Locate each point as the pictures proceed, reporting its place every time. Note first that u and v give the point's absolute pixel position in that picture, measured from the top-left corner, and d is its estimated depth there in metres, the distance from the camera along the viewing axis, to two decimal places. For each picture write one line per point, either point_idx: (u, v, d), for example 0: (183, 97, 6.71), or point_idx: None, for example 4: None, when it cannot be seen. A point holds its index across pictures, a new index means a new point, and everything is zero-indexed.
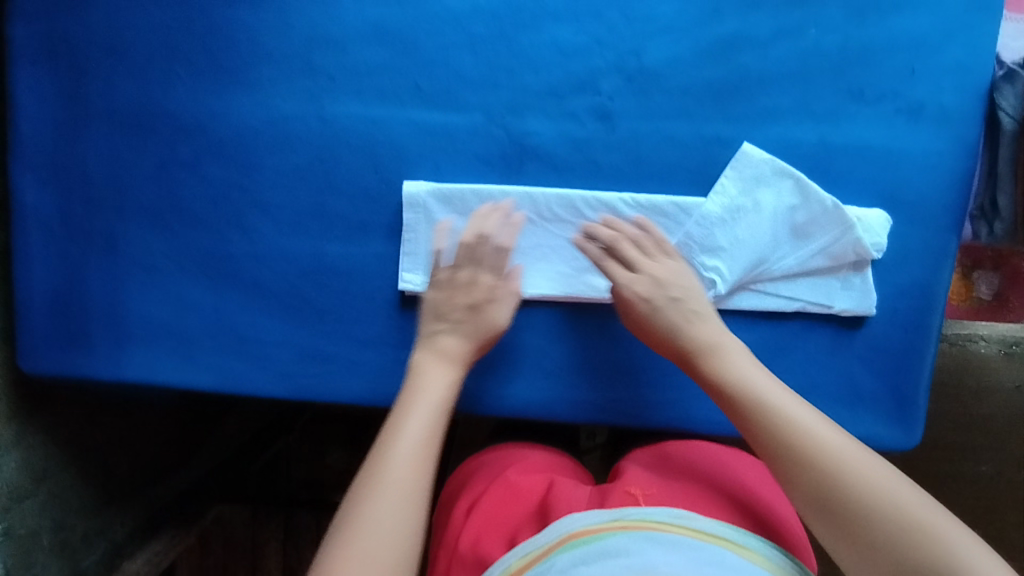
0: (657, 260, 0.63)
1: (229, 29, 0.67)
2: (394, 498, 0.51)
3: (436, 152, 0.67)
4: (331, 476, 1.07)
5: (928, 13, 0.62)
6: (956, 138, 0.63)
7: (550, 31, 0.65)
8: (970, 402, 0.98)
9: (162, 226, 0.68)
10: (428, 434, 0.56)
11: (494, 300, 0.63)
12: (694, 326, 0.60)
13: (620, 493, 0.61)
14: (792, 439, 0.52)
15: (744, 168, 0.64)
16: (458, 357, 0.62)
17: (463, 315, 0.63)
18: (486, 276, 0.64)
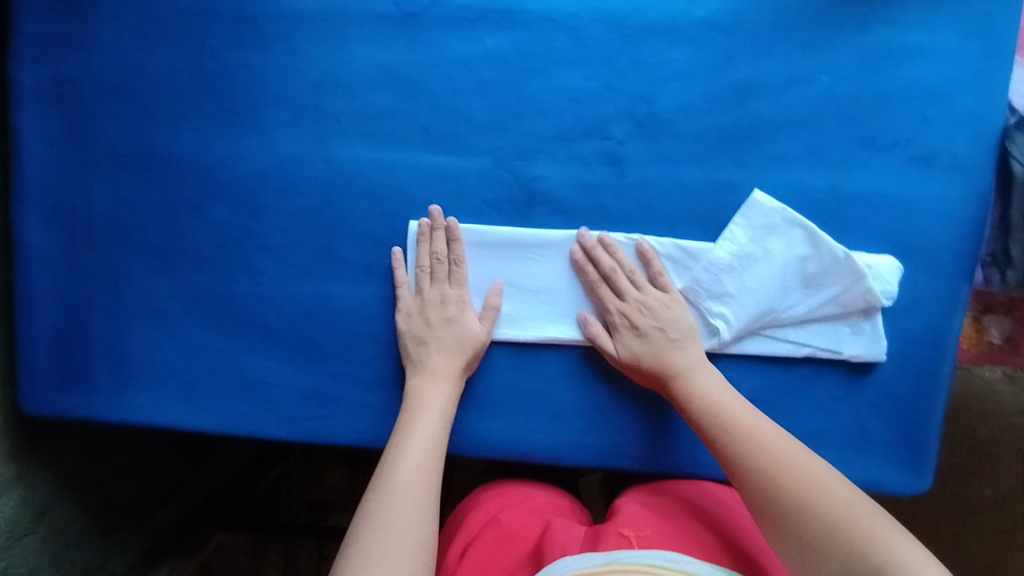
0: (646, 287, 0.63)
1: (239, 72, 0.65)
2: (391, 543, 0.52)
3: (444, 195, 0.66)
4: (332, 496, 1.12)
5: (940, 61, 0.62)
6: (969, 187, 0.62)
7: (560, 76, 0.64)
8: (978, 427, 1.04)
9: (166, 270, 0.69)
10: (428, 460, 0.59)
11: (466, 308, 0.65)
12: (672, 351, 0.61)
13: (613, 535, 0.59)
14: (772, 479, 0.53)
15: (756, 217, 0.63)
16: (452, 377, 0.63)
17: (442, 331, 0.64)
18: (453, 288, 0.65)
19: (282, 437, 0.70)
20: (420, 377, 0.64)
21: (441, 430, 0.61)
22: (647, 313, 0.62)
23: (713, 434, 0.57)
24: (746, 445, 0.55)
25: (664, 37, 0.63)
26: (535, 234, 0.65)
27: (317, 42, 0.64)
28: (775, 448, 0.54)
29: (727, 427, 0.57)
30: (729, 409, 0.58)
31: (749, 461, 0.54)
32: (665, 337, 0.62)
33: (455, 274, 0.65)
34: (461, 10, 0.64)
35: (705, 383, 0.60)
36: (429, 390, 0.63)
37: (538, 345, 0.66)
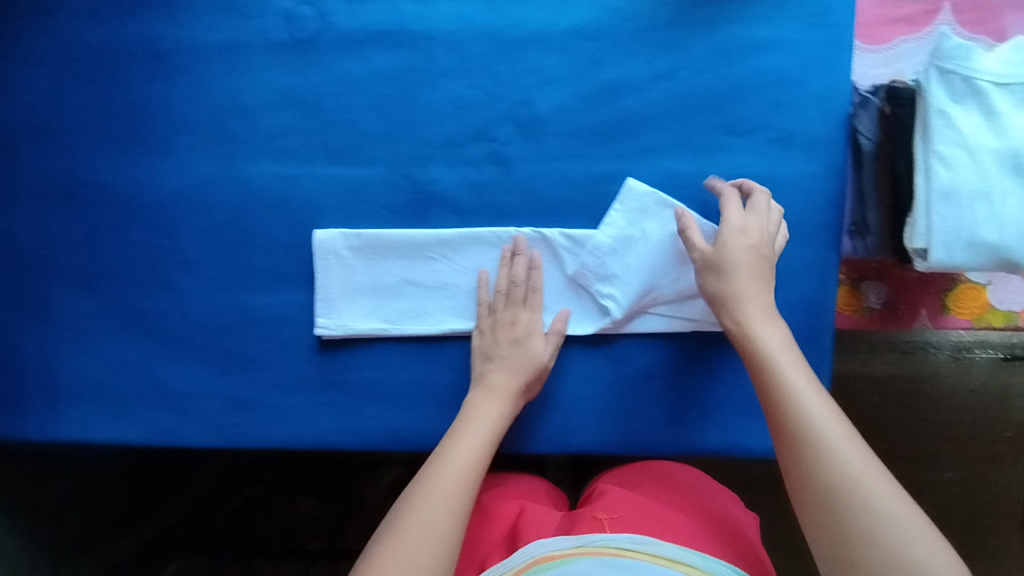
0: (750, 215, 0.63)
1: (149, 102, 0.70)
2: (419, 546, 0.54)
3: (345, 204, 0.70)
4: (302, 524, 1.11)
5: (787, 52, 0.67)
6: (827, 162, 0.67)
7: (444, 87, 0.69)
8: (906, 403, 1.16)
9: (90, 292, 0.72)
10: (473, 468, 0.61)
11: (533, 332, 0.68)
12: (744, 286, 0.61)
13: (587, 518, 0.64)
14: (811, 446, 0.53)
15: (631, 202, 0.68)
16: (508, 397, 0.66)
17: (508, 350, 0.67)
18: (527, 312, 0.68)
19: (208, 444, 0.73)
20: (483, 392, 0.66)
21: (489, 446, 0.63)
22: (749, 241, 0.62)
23: (767, 383, 0.58)
24: (795, 404, 0.55)
25: (535, 46, 0.68)
26: (432, 233, 0.70)
27: (218, 70, 0.69)
28: (825, 422, 0.54)
29: (781, 384, 0.56)
30: (788, 368, 0.57)
31: (791, 421, 0.55)
32: (752, 272, 0.62)
33: (531, 299, 0.69)
34: (349, 33, 0.69)
35: (777, 337, 0.59)
36: (487, 405, 0.65)
37: (446, 337, 0.72)
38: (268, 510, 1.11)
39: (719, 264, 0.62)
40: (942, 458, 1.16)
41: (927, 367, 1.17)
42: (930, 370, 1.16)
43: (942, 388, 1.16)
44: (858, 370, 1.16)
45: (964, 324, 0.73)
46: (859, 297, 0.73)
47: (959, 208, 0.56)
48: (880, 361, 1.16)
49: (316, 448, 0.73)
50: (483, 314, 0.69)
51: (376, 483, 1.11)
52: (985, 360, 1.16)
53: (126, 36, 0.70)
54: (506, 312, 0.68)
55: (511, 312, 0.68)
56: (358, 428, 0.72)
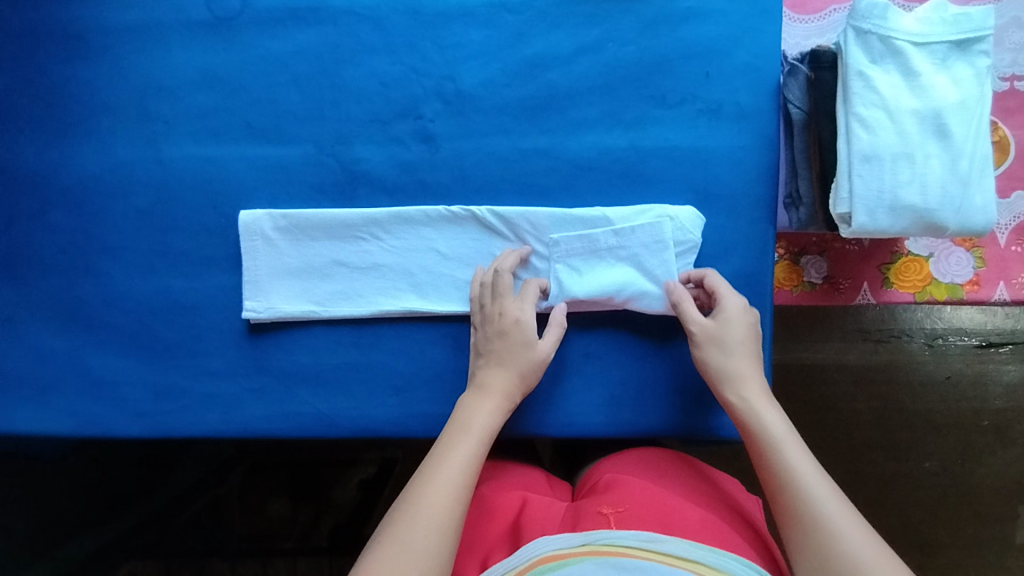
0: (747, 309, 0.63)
1: (68, 84, 0.69)
2: (406, 563, 0.49)
3: (272, 184, 0.69)
4: (276, 527, 1.08)
5: (712, 22, 0.66)
6: (756, 132, 0.66)
7: (368, 64, 0.68)
8: (878, 399, 1.14)
9: (14, 278, 0.71)
10: (465, 474, 0.56)
11: (522, 325, 0.63)
12: (733, 357, 0.61)
13: (592, 513, 0.58)
14: (822, 536, 0.50)
15: (642, 236, 0.65)
16: (502, 391, 0.62)
17: (498, 345, 0.63)
18: (514, 303, 0.64)
19: (136, 434, 0.71)
20: (477, 390, 0.62)
21: (479, 454, 0.58)
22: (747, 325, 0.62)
23: (769, 470, 0.55)
24: (785, 473, 0.54)
25: (459, 21, 0.68)
26: (361, 213, 0.68)
27: (139, 51, 0.69)
28: (834, 510, 0.51)
29: (783, 470, 0.54)
30: (790, 452, 0.55)
31: (796, 508, 0.52)
32: (749, 353, 0.62)
33: (524, 291, 0.65)
34: (271, 11, 0.68)
35: (779, 420, 0.58)
36: (481, 405, 0.61)
37: (376, 319, 0.69)
38: (238, 511, 1.08)
39: (718, 346, 0.62)
40: (918, 449, 1.13)
41: (902, 356, 1.14)
42: (905, 358, 1.13)
43: (916, 377, 1.14)
44: (830, 359, 1.13)
45: (907, 298, 0.71)
46: (800, 272, 0.72)
47: (880, 169, 0.54)
48: (853, 350, 1.13)
49: (246, 436, 0.71)
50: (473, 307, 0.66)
51: (344, 483, 1.08)
52: (959, 347, 1.14)
53: (43, 18, 0.69)
54: (493, 303, 0.65)
55: (496, 301, 0.64)
56: (288, 415, 0.70)
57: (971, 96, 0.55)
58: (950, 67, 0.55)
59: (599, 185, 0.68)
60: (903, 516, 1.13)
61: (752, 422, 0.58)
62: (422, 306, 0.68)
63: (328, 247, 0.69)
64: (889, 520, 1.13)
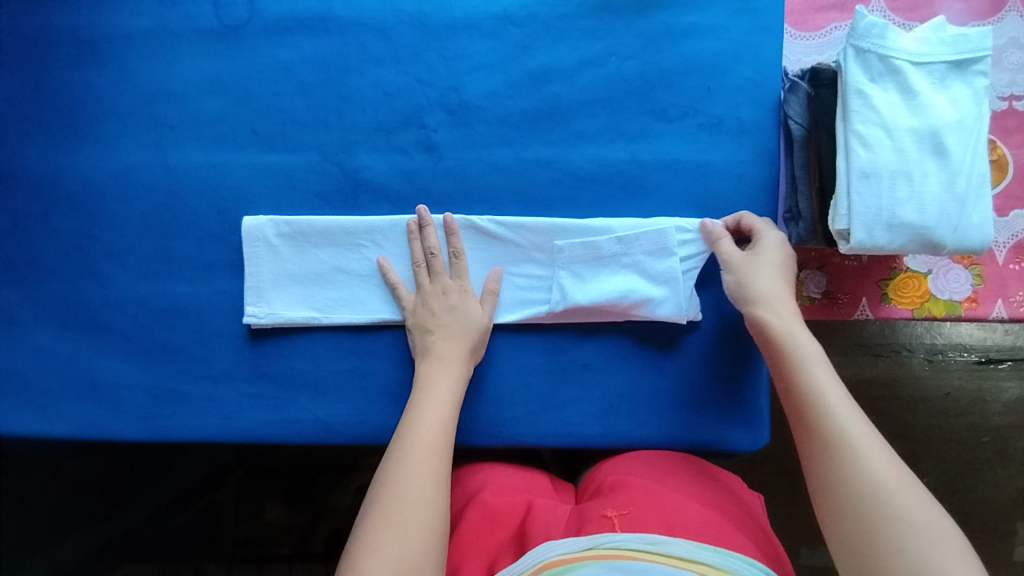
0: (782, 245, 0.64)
1: (76, 89, 0.70)
2: (403, 517, 0.52)
3: (276, 191, 0.70)
4: (272, 531, 1.07)
5: (714, 38, 0.67)
6: (756, 147, 0.67)
7: (374, 74, 0.69)
8: (879, 413, 1.13)
9: (17, 279, 0.71)
10: (437, 432, 0.59)
11: (468, 296, 0.67)
12: (766, 279, 0.61)
13: (597, 517, 0.58)
14: (846, 452, 0.50)
15: (647, 243, 0.66)
16: (454, 357, 0.64)
17: (446, 318, 0.65)
18: (453, 280, 0.67)
19: (135, 438, 0.71)
20: (427, 359, 0.64)
21: (452, 409, 0.61)
22: (783, 256, 0.63)
23: (798, 386, 0.56)
24: (813, 392, 0.55)
25: (464, 33, 0.69)
26: (363, 221, 0.69)
27: (146, 57, 0.69)
28: (861, 429, 0.51)
29: (813, 388, 0.55)
30: (818, 372, 0.56)
31: (824, 425, 0.52)
32: (783, 280, 0.62)
33: (456, 266, 0.68)
34: (279, 20, 0.69)
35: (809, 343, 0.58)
36: (439, 373, 0.63)
37: (376, 326, 0.70)
38: (234, 517, 1.07)
39: (751, 270, 0.62)
40: (918, 464, 1.13)
41: (902, 371, 1.14)
42: (907, 373, 1.13)
43: (916, 393, 1.13)
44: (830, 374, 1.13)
45: (906, 313, 0.71)
46: (800, 286, 0.72)
47: (878, 187, 0.55)
48: (852, 365, 1.13)
49: (245, 441, 0.71)
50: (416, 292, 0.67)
51: (341, 489, 1.07)
52: (960, 363, 1.14)
53: (54, 24, 0.70)
54: (436, 284, 0.67)
55: (439, 284, 0.67)
56: (287, 421, 0.70)
57: (968, 116, 0.55)
58: (948, 87, 0.56)
59: (599, 197, 0.68)
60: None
61: (783, 342, 0.58)
62: None
63: (330, 253, 0.69)
64: None
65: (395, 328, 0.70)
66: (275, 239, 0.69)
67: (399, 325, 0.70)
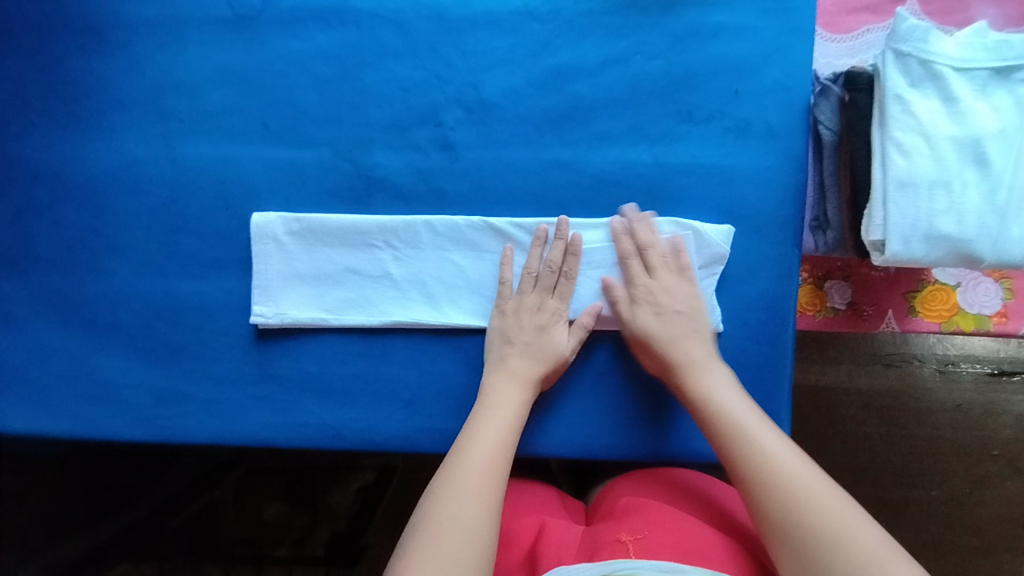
0: (671, 275, 0.64)
1: (82, 78, 0.68)
2: (461, 538, 0.50)
3: (286, 187, 0.68)
4: (271, 531, 1.05)
5: (743, 39, 0.65)
6: (784, 152, 0.64)
7: (389, 68, 0.67)
8: (893, 423, 1.11)
9: (18, 273, 0.69)
10: (500, 452, 0.58)
11: (559, 322, 0.65)
12: (688, 338, 0.62)
13: (610, 542, 0.56)
14: (775, 494, 0.51)
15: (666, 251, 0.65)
16: (530, 382, 0.63)
17: (532, 336, 0.64)
18: (554, 299, 0.65)
19: (136, 438, 0.69)
20: (501, 376, 0.63)
21: (512, 433, 0.59)
22: (672, 284, 0.64)
23: (720, 435, 0.57)
24: (742, 440, 0.55)
25: (484, 28, 0.66)
26: (375, 220, 0.66)
27: (155, 46, 0.67)
28: (784, 460, 0.53)
29: (733, 431, 0.56)
30: (745, 420, 0.57)
31: (760, 473, 0.53)
32: (690, 323, 0.63)
33: (562, 287, 0.65)
34: (292, 10, 0.67)
35: (721, 386, 0.59)
36: (507, 390, 0.62)
37: (386, 329, 0.68)
38: (230, 516, 1.06)
39: (669, 320, 0.63)
40: (928, 476, 1.11)
41: (912, 381, 1.11)
42: (916, 384, 1.11)
43: (927, 404, 1.11)
44: (841, 385, 1.11)
45: (933, 327, 0.69)
46: (823, 297, 0.70)
47: (916, 197, 0.53)
48: (864, 375, 1.11)
49: (249, 444, 0.69)
50: (508, 297, 0.66)
51: (343, 488, 1.06)
52: (970, 375, 1.11)
53: (60, 10, 0.68)
54: (526, 298, 0.65)
55: (527, 298, 0.65)
56: (293, 425, 0.68)
57: (1011, 125, 0.53)
58: (989, 94, 0.54)
59: (620, 201, 0.66)
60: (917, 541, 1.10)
61: (698, 391, 0.60)
62: (434, 319, 0.66)
63: (343, 252, 0.67)
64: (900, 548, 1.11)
65: (406, 331, 0.68)
66: (282, 239, 0.67)
67: (410, 328, 0.67)
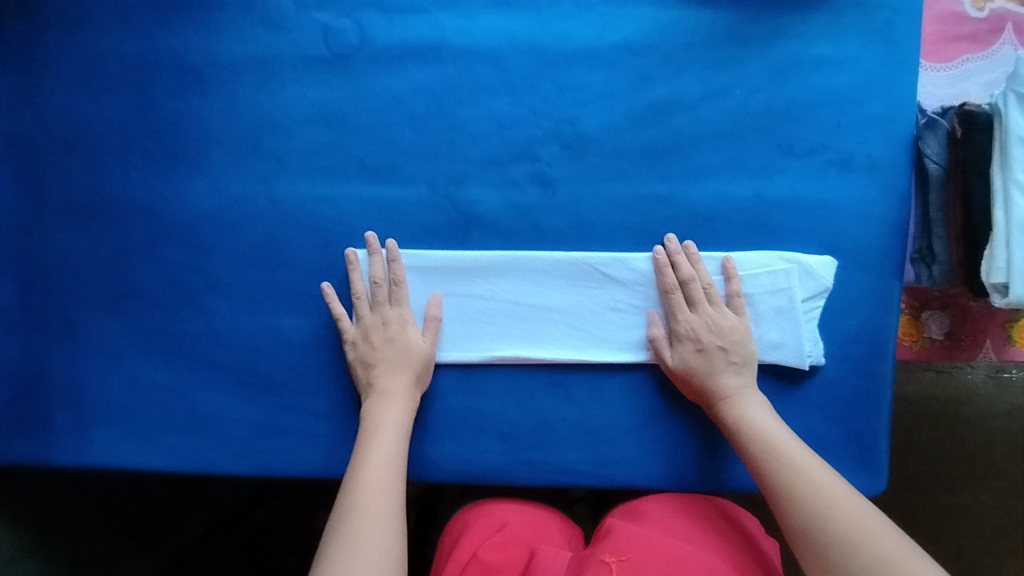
0: (719, 307, 0.64)
1: (181, 118, 0.69)
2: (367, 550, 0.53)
3: (383, 224, 0.68)
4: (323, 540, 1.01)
5: (846, 71, 0.64)
6: (888, 186, 0.64)
7: (486, 104, 0.67)
8: (945, 430, 1.06)
9: (119, 310, 0.71)
10: (390, 465, 0.61)
11: (407, 326, 0.66)
12: (728, 372, 0.63)
13: (596, 563, 0.55)
14: (806, 505, 0.54)
15: (768, 281, 0.65)
16: (392, 391, 0.65)
17: (387, 351, 0.65)
18: (392, 308, 0.67)
19: (237, 472, 0.70)
20: (378, 391, 0.65)
21: (400, 446, 0.63)
22: (722, 320, 0.64)
23: (750, 459, 0.59)
24: (776, 449, 0.59)
25: (582, 63, 0.66)
26: (475, 256, 0.67)
27: (252, 85, 0.68)
28: (809, 463, 0.57)
29: (761, 440, 0.59)
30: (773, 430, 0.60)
31: (790, 470, 0.57)
32: (736, 356, 0.63)
33: (395, 294, 0.67)
34: (389, 48, 0.67)
35: (753, 410, 0.62)
36: (385, 409, 0.64)
37: (484, 365, 0.68)
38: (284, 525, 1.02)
39: (709, 355, 0.63)
40: (978, 481, 1.07)
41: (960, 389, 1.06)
42: (966, 391, 1.06)
43: (977, 412, 1.06)
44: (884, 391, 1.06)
45: None
46: (921, 328, 0.71)
47: None
48: (913, 382, 1.06)
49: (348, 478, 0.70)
50: (360, 322, 0.67)
51: None
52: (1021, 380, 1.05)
53: (159, 51, 0.69)
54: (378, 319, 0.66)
55: (384, 318, 0.66)
56: None
57: None
58: None
59: (721, 235, 0.66)
60: (956, 549, 1.07)
61: (729, 415, 0.62)
62: (534, 353, 0.67)
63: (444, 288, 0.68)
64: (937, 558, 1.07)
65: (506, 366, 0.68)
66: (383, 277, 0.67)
67: (510, 364, 0.67)
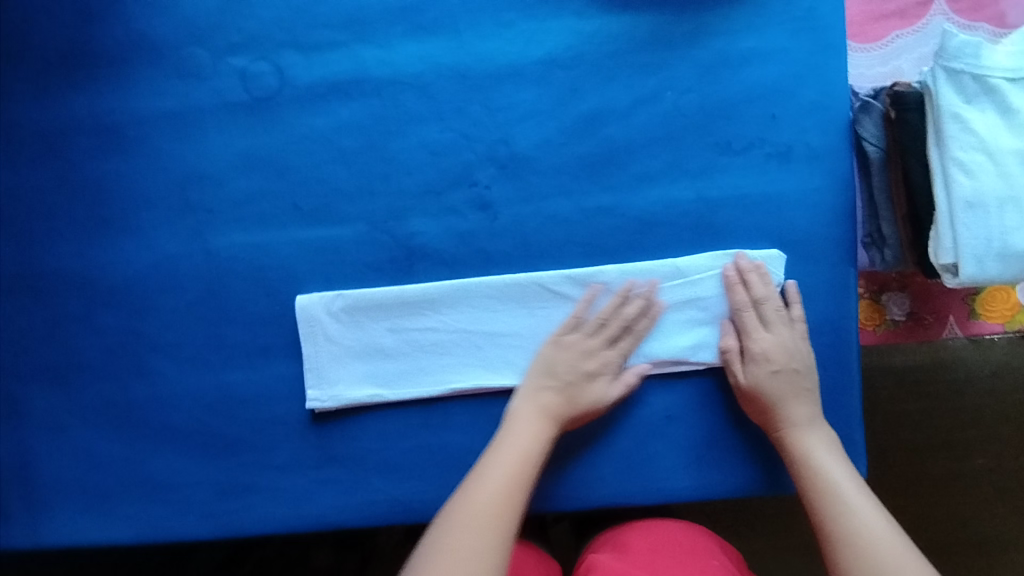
0: (781, 328, 0.62)
1: (106, 180, 0.67)
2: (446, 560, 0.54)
3: (326, 265, 0.66)
4: None
5: (775, 63, 0.64)
6: (829, 173, 0.63)
7: (417, 134, 0.65)
8: (937, 398, 1.05)
9: (63, 384, 0.68)
10: (509, 486, 0.58)
11: (605, 370, 0.63)
12: (802, 398, 0.61)
13: None
14: (877, 564, 0.53)
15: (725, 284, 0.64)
16: (557, 421, 0.62)
17: (569, 377, 0.62)
18: (600, 339, 0.63)
19: (203, 537, 0.67)
20: (526, 404, 0.62)
21: (526, 468, 0.60)
22: (794, 341, 0.62)
23: (816, 501, 0.58)
24: (847, 512, 0.56)
25: (509, 82, 0.65)
26: (422, 290, 0.65)
27: (175, 139, 0.66)
28: (881, 538, 0.54)
29: (834, 500, 0.57)
30: (850, 493, 0.57)
31: (864, 540, 0.55)
32: (805, 384, 0.62)
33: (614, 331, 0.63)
34: (310, 86, 0.65)
35: (825, 450, 0.60)
36: (522, 427, 0.61)
37: (441, 398, 0.66)
38: None
39: (790, 379, 0.61)
40: (972, 445, 1.05)
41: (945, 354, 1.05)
42: (947, 356, 1.05)
43: (962, 375, 1.05)
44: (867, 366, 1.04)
45: (996, 328, 0.74)
46: (882, 311, 0.74)
47: (985, 217, 0.55)
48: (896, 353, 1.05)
49: (318, 529, 0.67)
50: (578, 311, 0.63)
51: (387, 530, 0.95)
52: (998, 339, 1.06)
53: (77, 114, 0.67)
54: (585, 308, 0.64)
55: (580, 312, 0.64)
56: (361, 505, 0.66)
57: None
58: None
59: (669, 240, 0.64)
60: (958, 518, 1.05)
61: (800, 451, 0.60)
62: (491, 381, 0.65)
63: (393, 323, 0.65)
64: (942, 531, 1.05)
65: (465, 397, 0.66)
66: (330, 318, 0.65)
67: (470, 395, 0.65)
